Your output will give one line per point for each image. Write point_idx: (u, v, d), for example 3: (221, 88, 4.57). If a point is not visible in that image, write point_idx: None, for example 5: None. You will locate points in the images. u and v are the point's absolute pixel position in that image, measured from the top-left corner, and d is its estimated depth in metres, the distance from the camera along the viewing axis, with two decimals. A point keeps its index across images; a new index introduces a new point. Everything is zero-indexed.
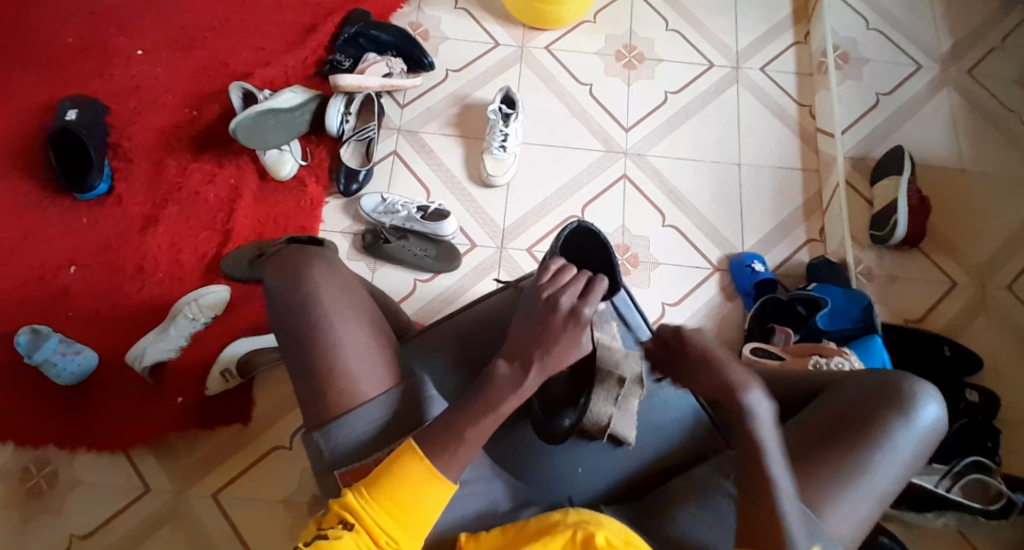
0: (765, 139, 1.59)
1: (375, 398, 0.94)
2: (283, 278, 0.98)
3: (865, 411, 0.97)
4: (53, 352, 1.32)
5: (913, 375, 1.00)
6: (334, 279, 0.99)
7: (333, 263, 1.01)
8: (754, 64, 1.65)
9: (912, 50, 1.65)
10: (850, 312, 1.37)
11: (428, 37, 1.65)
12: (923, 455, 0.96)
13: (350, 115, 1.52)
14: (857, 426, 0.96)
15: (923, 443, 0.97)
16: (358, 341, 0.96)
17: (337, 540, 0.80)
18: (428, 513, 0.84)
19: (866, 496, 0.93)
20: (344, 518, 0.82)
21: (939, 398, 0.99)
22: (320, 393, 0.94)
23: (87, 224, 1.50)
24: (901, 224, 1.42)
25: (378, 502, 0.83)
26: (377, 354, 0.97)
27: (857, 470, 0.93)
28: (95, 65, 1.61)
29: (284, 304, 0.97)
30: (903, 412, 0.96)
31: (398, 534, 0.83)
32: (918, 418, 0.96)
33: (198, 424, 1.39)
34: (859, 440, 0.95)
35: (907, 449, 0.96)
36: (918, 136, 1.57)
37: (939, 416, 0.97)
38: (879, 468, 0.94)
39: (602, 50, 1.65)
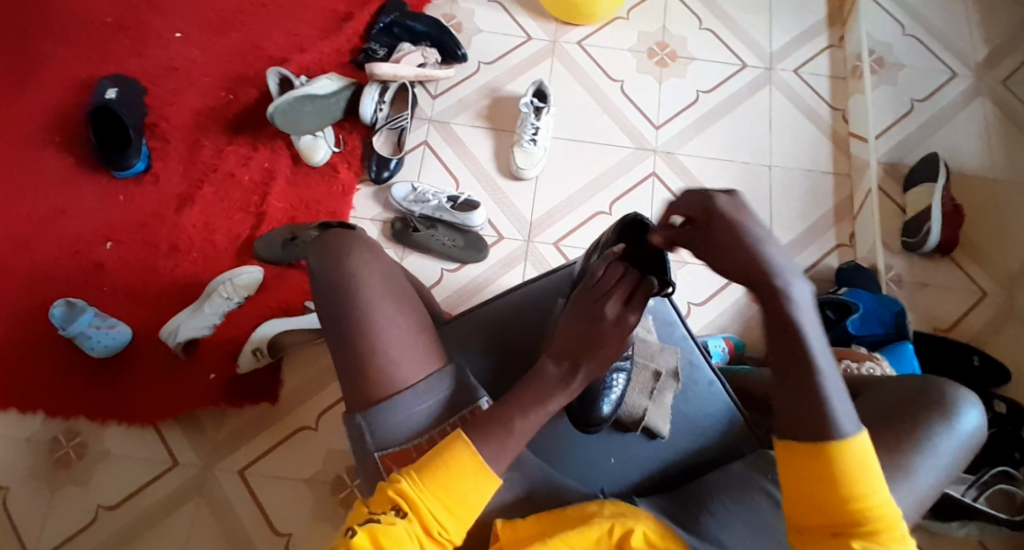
0: (796, 141, 1.59)
1: (417, 384, 0.95)
2: (326, 260, 1.00)
3: (905, 415, 0.97)
4: (86, 326, 1.36)
5: (954, 382, 0.99)
6: (374, 263, 1.01)
7: (373, 248, 1.03)
8: (787, 65, 1.65)
9: (947, 57, 1.64)
10: (882, 316, 1.36)
11: (462, 29, 1.66)
12: (963, 459, 0.96)
13: (384, 104, 1.54)
14: (895, 429, 0.95)
15: (964, 448, 0.96)
16: (400, 328, 0.97)
17: (392, 527, 0.80)
18: (476, 505, 0.84)
19: (908, 498, 0.92)
20: (397, 504, 0.82)
21: (981, 406, 0.99)
22: (357, 375, 0.96)
23: (123, 201, 1.53)
24: (933, 232, 1.42)
25: (431, 491, 0.83)
26: (420, 340, 0.99)
27: (899, 473, 0.92)
28: (136, 45, 1.63)
29: (328, 283, 0.99)
30: (943, 414, 0.96)
31: (448, 523, 0.83)
32: (959, 423, 0.96)
33: (227, 400, 1.42)
34: (898, 441, 0.94)
35: (948, 452, 0.95)
36: (951, 143, 1.56)
37: (981, 422, 0.97)
38: (919, 470, 0.93)
39: (635, 47, 1.66)
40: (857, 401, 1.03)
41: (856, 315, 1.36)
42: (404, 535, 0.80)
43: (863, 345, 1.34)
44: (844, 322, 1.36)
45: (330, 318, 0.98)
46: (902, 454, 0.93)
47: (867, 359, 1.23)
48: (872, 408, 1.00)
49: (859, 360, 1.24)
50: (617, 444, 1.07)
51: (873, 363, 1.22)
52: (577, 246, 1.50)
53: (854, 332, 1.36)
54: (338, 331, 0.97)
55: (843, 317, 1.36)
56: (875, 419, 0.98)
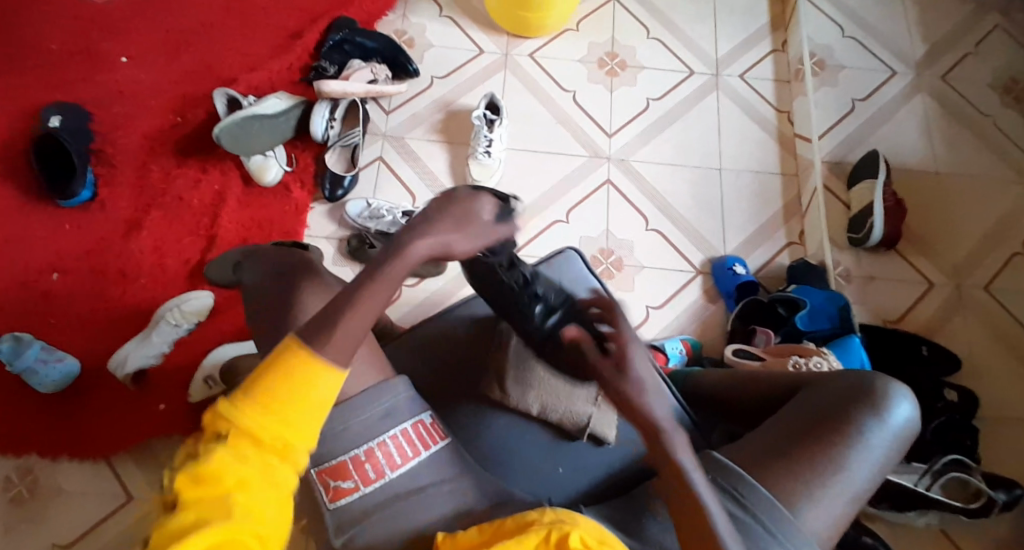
0: (745, 144, 1.62)
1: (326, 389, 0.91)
2: (268, 282, 1.01)
3: (842, 412, 0.98)
4: (34, 359, 1.32)
5: (887, 376, 1.02)
6: (317, 280, 1.01)
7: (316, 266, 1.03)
8: (733, 71, 1.68)
9: (887, 57, 1.69)
10: (828, 311, 1.39)
11: (414, 44, 1.66)
12: (897, 452, 0.98)
13: (335, 121, 1.53)
14: (830, 426, 0.97)
15: (897, 442, 0.98)
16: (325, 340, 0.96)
17: (218, 454, 0.69)
18: (320, 402, 0.73)
19: (842, 494, 0.94)
20: (223, 432, 0.70)
21: (913, 397, 1.02)
22: None
23: (70, 228, 1.49)
24: (876, 227, 1.46)
25: (256, 405, 0.71)
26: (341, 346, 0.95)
27: (834, 468, 0.94)
28: (79, 69, 1.60)
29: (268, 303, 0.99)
30: (875, 408, 0.98)
31: (290, 431, 0.71)
32: (891, 418, 0.99)
33: (182, 430, 1.38)
34: (836, 439, 0.96)
35: (880, 446, 0.97)
36: (894, 140, 1.60)
37: (912, 415, 1.00)
38: (855, 465, 0.95)
39: (585, 57, 1.67)
40: (799, 396, 1.04)
41: (804, 311, 1.38)
42: (233, 457, 0.69)
43: (815, 340, 1.36)
44: (794, 318, 1.38)
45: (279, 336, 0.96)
46: (839, 451, 0.95)
47: (813, 355, 1.25)
48: (809, 404, 1.01)
49: (809, 355, 1.26)
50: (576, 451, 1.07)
51: (821, 358, 1.24)
52: (533, 256, 1.50)
53: (805, 328, 1.38)
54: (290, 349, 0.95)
55: (794, 313, 1.39)
56: (812, 415, 1.00)
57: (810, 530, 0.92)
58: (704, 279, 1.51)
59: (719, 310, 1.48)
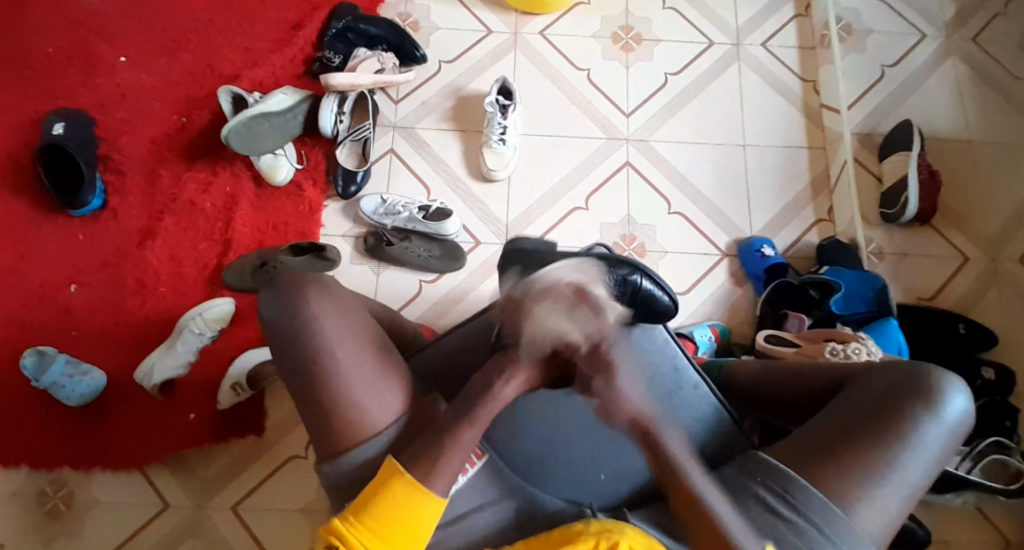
0: (768, 118, 1.56)
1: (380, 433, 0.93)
2: (280, 305, 0.97)
3: (894, 407, 0.95)
4: (58, 375, 1.33)
5: (940, 366, 0.98)
6: (331, 302, 0.97)
7: (326, 286, 0.99)
8: (754, 40, 1.61)
9: (916, 19, 1.60)
10: (864, 294, 1.36)
11: (418, 28, 1.60)
12: (953, 446, 0.95)
13: (344, 115, 1.48)
14: (884, 421, 0.94)
15: (953, 435, 0.95)
16: (361, 372, 0.94)
17: None
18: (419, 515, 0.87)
19: (899, 491, 0.92)
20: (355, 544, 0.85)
21: (967, 387, 0.98)
22: (333, 430, 0.93)
23: (83, 240, 1.47)
24: (912, 202, 1.41)
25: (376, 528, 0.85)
26: (383, 384, 0.95)
27: (888, 467, 0.92)
28: (78, 73, 1.56)
29: (286, 332, 0.95)
30: (930, 402, 0.95)
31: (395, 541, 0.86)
32: (947, 411, 0.95)
33: (211, 437, 1.39)
34: (889, 436, 0.93)
35: (937, 441, 0.94)
36: (924, 109, 1.53)
37: (967, 406, 0.96)
38: (909, 463, 0.93)
39: (598, 33, 1.60)
40: (846, 389, 1.01)
41: (838, 295, 1.35)
42: None
43: (850, 325, 1.34)
44: (829, 302, 1.34)
45: (301, 368, 0.94)
46: (892, 448, 0.93)
47: (852, 341, 1.22)
48: (861, 398, 0.98)
49: (846, 341, 1.23)
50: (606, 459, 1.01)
51: (859, 345, 1.20)
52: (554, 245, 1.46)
53: (838, 311, 1.35)
54: (314, 379, 0.93)
55: (827, 297, 1.34)
56: (862, 411, 0.96)
57: (864, 531, 0.91)
58: (731, 262, 1.47)
59: (747, 294, 1.45)
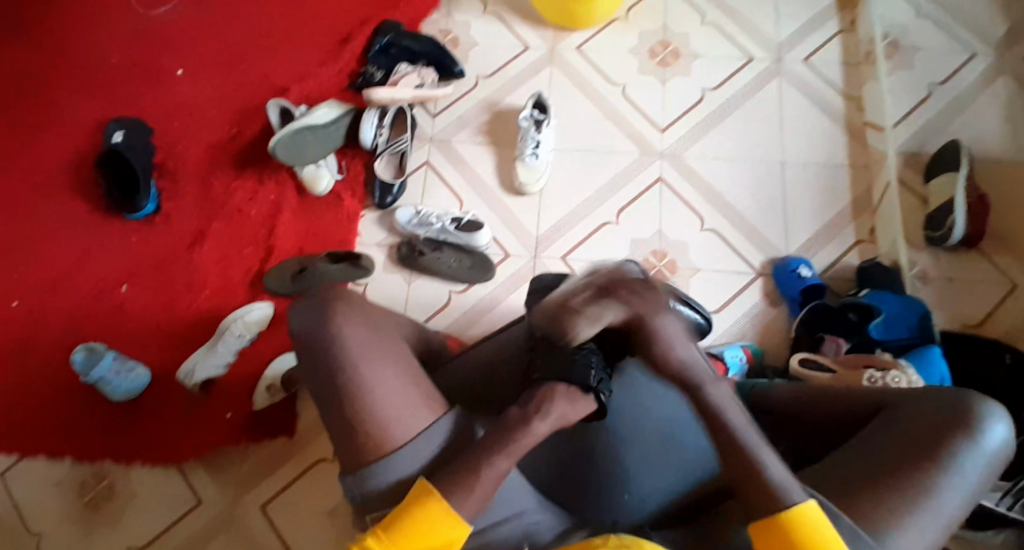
0: (808, 135, 1.52)
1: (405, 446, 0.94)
2: (310, 321, 1.03)
3: (931, 434, 0.92)
4: (107, 369, 1.41)
5: (980, 393, 0.95)
6: (359, 319, 1.03)
7: (357, 305, 1.05)
8: (797, 55, 1.58)
9: (970, 34, 1.55)
10: (907, 319, 1.31)
11: (458, 44, 1.63)
12: (994, 477, 0.91)
13: (383, 128, 1.52)
14: (921, 448, 0.91)
15: (993, 467, 0.91)
16: (385, 384, 0.97)
17: None
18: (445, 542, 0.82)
19: (936, 521, 0.88)
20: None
21: (1010, 417, 0.95)
22: (346, 434, 0.96)
23: (138, 242, 1.56)
24: (959, 225, 1.35)
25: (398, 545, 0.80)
26: (407, 395, 0.97)
27: (923, 496, 0.88)
28: (140, 83, 1.65)
29: (313, 344, 1.01)
30: (968, 431, 0.91)
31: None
32: (987, 439, 0.92)
33: (246, 438, 1.45)
34: (925, 463, 0.90)
35: (975, 473, 0.90)
36: (977, 127, 1.47)
37: (1009, 436, 0.93)
38: (947, 492, 0.89)
39: (635, 49, 1.60)
40: (883, 415, 0.98)
41: (879, 320, 1.31)
42: None
43: (890, 351, 1.30)
44: (868, 327, 1.31)
45: (321, 373, 0.99)
46: (929, 477, 0.89)
47: (892, 368, 1.19)
48: (898, 425, 0.95)
49: (885, 368, 1.20)
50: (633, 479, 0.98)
51: (899, 373, 1.18)
52: (584, 259, 1.47)
53: (878, 337, 1.31)
54: (332, 386, 0.98)
55: (867, 321, 1.32)
56: (897, 439, 0.93)
57: None
58: (766, 282, 1.45)
59: (781, 315, 1.42)
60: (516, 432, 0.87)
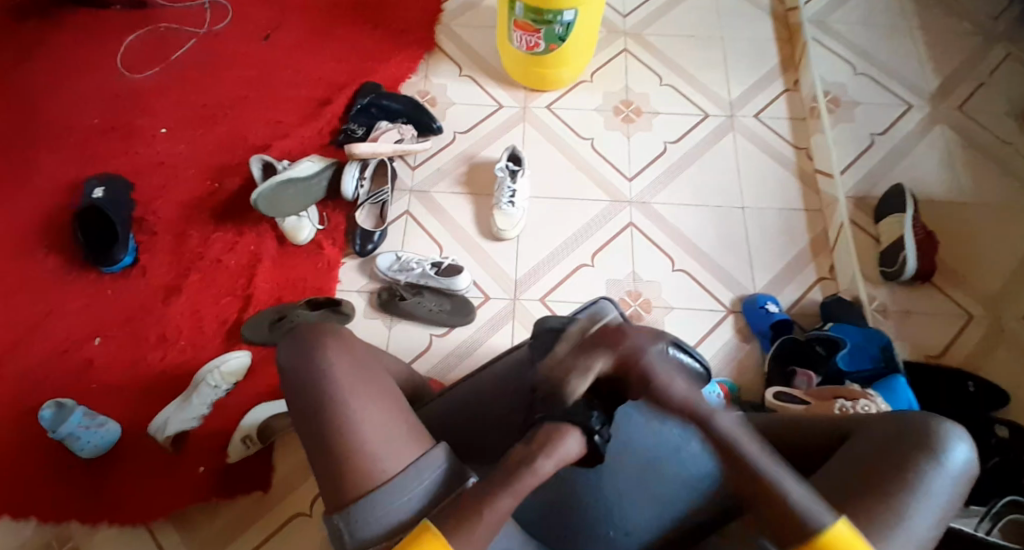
0: (764, 182, 1.64)
1: (389, 484, 0.90)
2: (299, 355, 0.99)
3: (894, 458, 0.91)
4: (76, 425, 1.35)
5: (938, 417, 0.94)
6: (348, 352, 1.00)
7: (346, 340, 1.01)
8: (748, 112, 1.72)
9: (902, 91, 1.71)
10: (870, 350, 1.38)
11: (436, 103, 1.73)
12: (957, 499, 0.90)
13: (365, 180, 1.58)
14: (887, 473, 0.89)
15: (958, 488, 0.90)
16: (378, 419, 0.94)
17: None
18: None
19: (906, 543, 0.86)
20: None
21: (970, 439, 0.93)
22: (335, 461, 0.92)
23: (112, 295, 1.55)
24: (909, 261, 1.45)
25: None
26: (399, 435, 0.94)
27: (894, 520, 0.87)
28: (122, 143, 1.69)
29: (301, 380, 0.97)
30: (929, 453, 0.90)
31: None
32: (948, 461, 0.90)
33: (218, 494, 1.39)
34: (892, 486, 0.88)
35: (942, 494, 0.89)
36: (916, 173, 1.61)
37: (969, 457, 0.91)
38: (915, 514, 0.87)
39: (601, 106, 1.72)
40: (847, 443, 0.96)
41: (844, 351, 1.37)
42: None
43: (857, 382, 1.34)
44: (835, 358, 1.36)
45: (310, 400, 0.96)
46: (896, 499, 0.88)
47: (861, 397, 1.22)
48: (865, 450, 0.93)
49: (854, 398, 1.23)
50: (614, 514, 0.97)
51: (868, 401, 1.21)
52: (561, 301, 1.51)
53: (845, 369, 1.36)
54: (320, 412, 0.95)
55: (834, 352, 1.36)
56: (862, 465, 0.91)
57: None
58: (736, 319, 1.50)
59: (753, 350, 1.47)
60: (519, 472, 0.85)
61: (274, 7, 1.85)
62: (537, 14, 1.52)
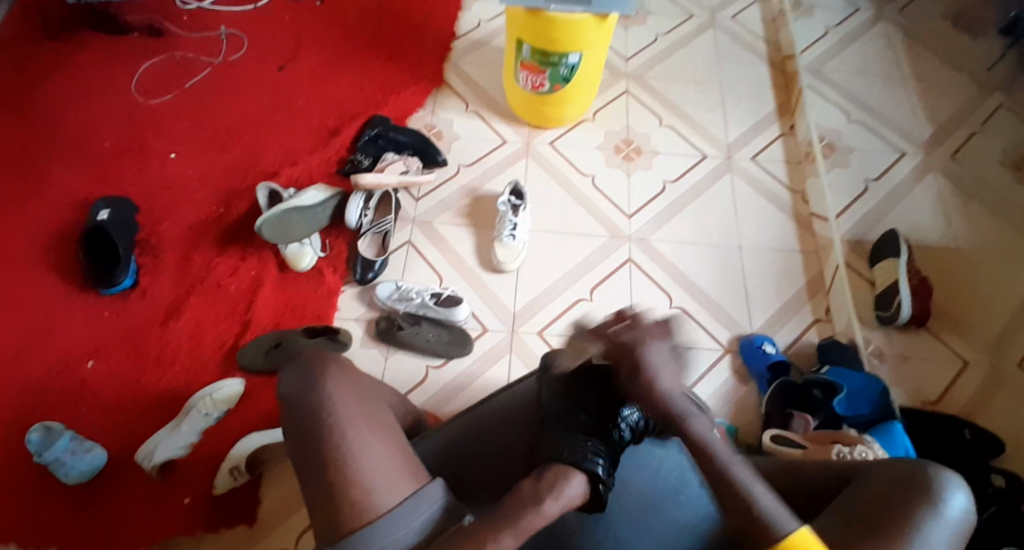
0: (761, 223, 1.66)
1: (388, 515, 0.89)
2: (300, 386, 0.99)
3: (893, 506, 0.90)
4: (62, 450, 1.35)
5: (938, 465, 0.94)
6: (348, 385, 1.00)
7: (346, 371, 1.02)
8: (746, 154, 1.75)
9: (896, 138, 1.76)
10: (867, 394, 1.37)
11: (441, 136, 1.76)
12: (956, 549, 0.89)
13: (368, 210, 1.60)
14: (887, 520, 0.89)
15: (956, 536, 0.90)
16: (375, 452, 0.94)
17: None
18: None
19: None
20: None
21: (968, 489, 0.93)
22: (331, 490, 0.91)
23: (110, 316, 1.54)
24: (904, 305, 1.47)
25: None
26: (396, 470, 0.94)
27: None
28: (129, 166, 1.71)
29: (301, 410, 0.97)
30: (929, 501, 0.90)
31: None
32: (948, 509, 0.90)
33: (206, 523, 1.37)
34: (891, 533, 0.88)
35: (941, 543, 0.88)
36: (910, 218, 1.64)
37: (969, 506, 0.91)
38: None
39: (602, 145, 1.76)
40: (847, 490, 0.96)
41: (842, 395, 1.37)
42: None
43: (856, 426, 1.35)
44: (832, 401, 1.36)
45: (307, 430, 0.95)
46: (895, 546, 0.87)
47: (858, 444, 1.23)
48: (864, 498, 0.93)
49: (851, 444, 1.24)
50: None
51: (866, 448, 1.22)
52: (559, 333, 1.52)
53: (843, 413, 1.37)
54: (317, 441, 0.94)
55: (831, 396, 1.36)
56: (862, 512, 0.91)
57: None
58: (732, 358, 1.51)
59: (751, 391, 1.47)
60: (523, 510, 0.85)
61: (287, 40, 1.89)
62: (543, 55, 1.56)
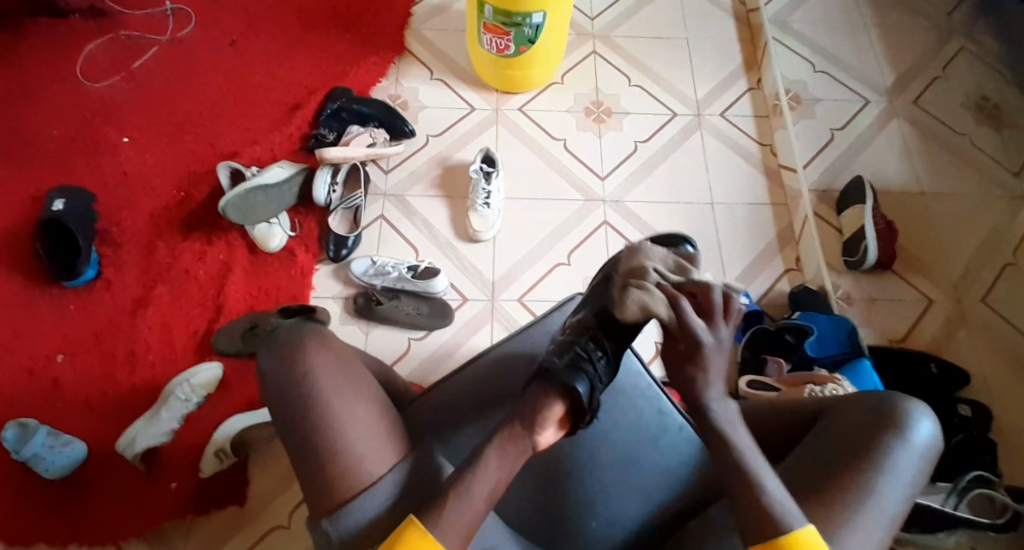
0: (732, 178, 1.67)
1: (377, 483, 0.89)
2: (280, 359, 0.95)
3: (863, 439, 0.92)
4: (40, 446, 1.31)
5: (905, 396, 0.95)
6: (328, 353, 0.96)
7: (326, 339, 0.98)
8: (714, 110, 1.75)
9: (860, 87, 1.77)
10: (838, 337, 1.41)
11: (408, 107, 1.72)
12: (925, 474, 0.91)
13: (337, 185, 1.56)
14: (856, 453, 0.90)
15: (924, 465, 0.91)
16: (359, 422, 0.92)
17: None
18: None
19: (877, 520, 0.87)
20: None
21: (934, 416, 0.95)
22: (321, 469, 0.90)
23: (76, 311, 1.49)
24: (870, 250, 1.50)
25: None
26: (381, 437, 0.93)
27: (863, 499, 0.88)
28: (83, 155, 1.64)
29: (282, 386, 0.94)
30: (897, 432, 0.91)
31: None
32: (913, 437, 0.92)
33: (193, 510, 1.35)
34: (861, 466, 0.89)
35: (908, 471, 0.90)
36: (876, 165, 1.67)
37: (934, 433, 0.93)
38: (884, 490, 0.88)
39: (571, 107, 1.74)
40: (818, 425, 0.97)
41: (813, 337, 1.40)
42: None
43: (825, 366, 1.37)
44: (804, 345, 1.39)
45: (293, 407, 0.93)
46: (862, 477, 0.89)
47: (830, 382, 1.24)
48: (834, 433, 0.94)
49: (823, 383, 1.26)
50: (600, 510, 1.00)
51: (837, 385, 1.23)
52: (539, 299, 1.52)
53: (814, 354, 1.39)
54: (304, 418, 0.92)
55: (802, 340, 1.40)
56: (832, 447, 0.92)
57: None
58: None
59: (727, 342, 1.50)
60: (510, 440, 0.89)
61: (238, 13, 1.82)
62: (506, 16, 1.53)
